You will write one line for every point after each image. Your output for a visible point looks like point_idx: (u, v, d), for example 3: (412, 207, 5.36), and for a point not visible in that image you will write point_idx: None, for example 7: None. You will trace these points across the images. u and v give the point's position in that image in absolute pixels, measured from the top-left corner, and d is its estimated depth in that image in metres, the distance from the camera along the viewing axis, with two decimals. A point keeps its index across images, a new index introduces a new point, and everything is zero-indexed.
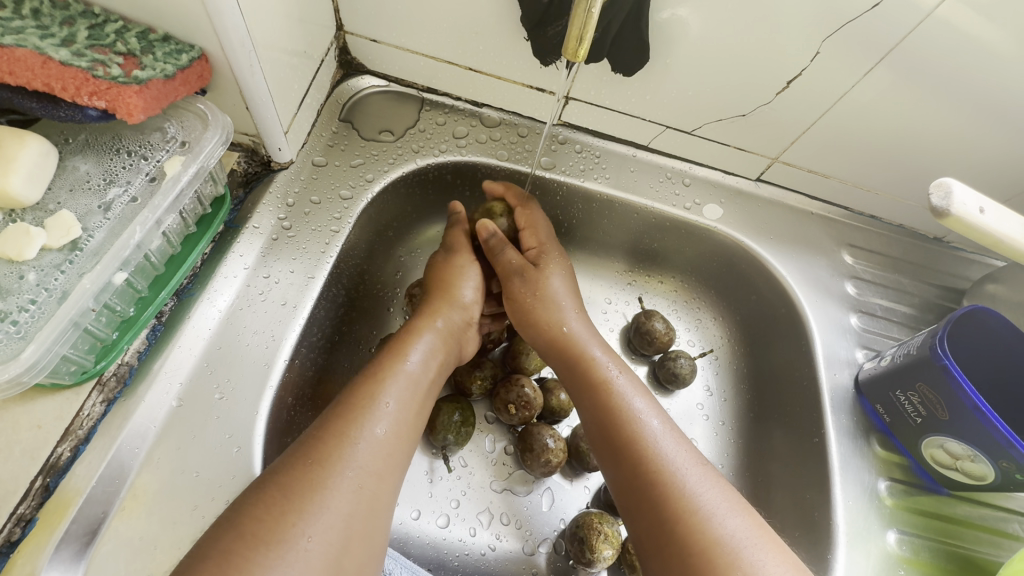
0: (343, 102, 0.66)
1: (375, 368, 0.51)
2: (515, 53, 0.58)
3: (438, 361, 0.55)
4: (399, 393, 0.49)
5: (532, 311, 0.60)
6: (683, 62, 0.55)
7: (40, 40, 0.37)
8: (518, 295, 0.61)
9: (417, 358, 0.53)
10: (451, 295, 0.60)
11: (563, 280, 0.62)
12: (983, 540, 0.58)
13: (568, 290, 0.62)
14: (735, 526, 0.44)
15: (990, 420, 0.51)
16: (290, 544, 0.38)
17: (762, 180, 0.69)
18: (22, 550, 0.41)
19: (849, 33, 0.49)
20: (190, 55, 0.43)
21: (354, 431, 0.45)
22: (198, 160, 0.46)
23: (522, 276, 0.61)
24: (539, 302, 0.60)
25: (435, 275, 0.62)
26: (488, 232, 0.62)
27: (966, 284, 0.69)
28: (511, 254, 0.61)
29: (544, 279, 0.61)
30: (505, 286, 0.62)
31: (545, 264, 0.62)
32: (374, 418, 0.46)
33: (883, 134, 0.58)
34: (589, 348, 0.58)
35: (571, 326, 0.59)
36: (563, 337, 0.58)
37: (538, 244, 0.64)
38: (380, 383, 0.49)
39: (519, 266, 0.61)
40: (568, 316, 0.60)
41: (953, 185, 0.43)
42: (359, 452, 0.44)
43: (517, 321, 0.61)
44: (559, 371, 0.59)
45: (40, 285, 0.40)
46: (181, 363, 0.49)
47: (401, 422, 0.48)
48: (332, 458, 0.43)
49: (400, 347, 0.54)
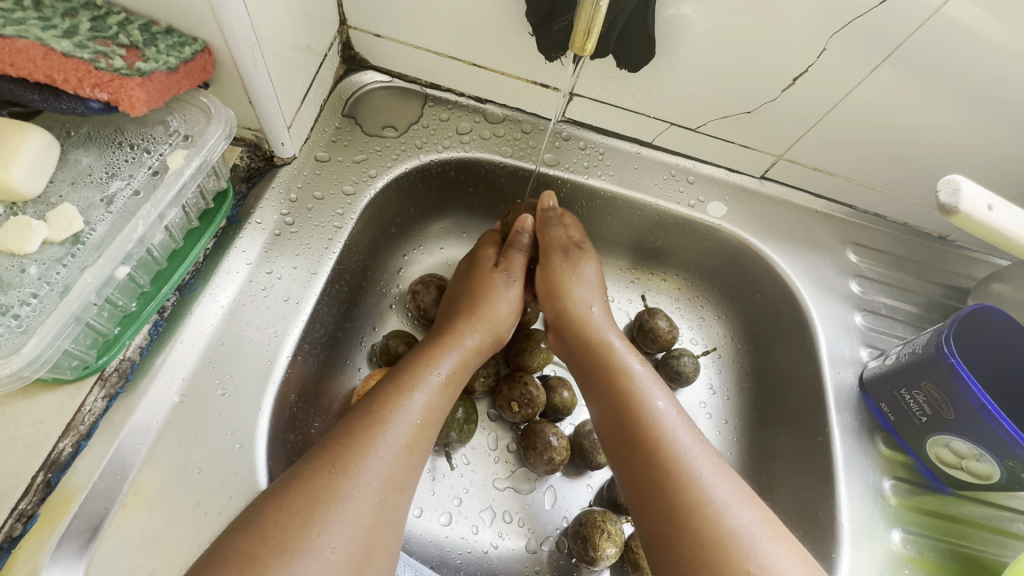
0: (346, 97, 0.65)
1: (402, 377, 0.50)
2: (519, 48, 0.58)
3: (464, 375, 0.56)
4: (424, 402, 0.49)
5: (566, 285, 0.62)
6: (689, 58, 0.55)
7: (42, 30, 0.37)
8: (557, 267, 0.62)
9: (445, 371, 0.53)
10: (490, 312, 0.60)
11: (596, 269, 0.64)
12: (988, 539, 0.58)
13: (597, 280, 0.64)
14: (748, 519, 0.44)
15: (996, 420, 0.50)
16: (312, 553, 0.38)
17: (766, 178, 0.69)
18: (22, 546, 0.40)
19: (856, 29, 0.49)
20: (193, 47, 0.42)
21: (379, 442, 0.45)
22: (201, 153, 0.45)
23: (565, 253, 0.63)
24: (576, 280, 0.62)
25: (472, 284, 0.61)
26: (546, 207, 0.62)
27: (970, 284, 0.69)
28: (560, 234, 0.63)
29: (583, 261, 0.63)
30: (545, 258, 0.63)
31: (586, 251, 0.64)
32: (399, 428, 0.46)
33: (889, 132, 0.58)
34: (610, 335, 0.59)
35: (597, 310, 0.61)
36: (585, 318, 0.60)
37: (581, 237, 0.65)
38: (405, 392, 0.49)
39: (566, 244, 0.63)
40: (595, 299, 0.62)
41: (962, 182, 0.42)
42: (383, 462, 0.44)
43: (546, 292, 0.63)
44: (577, 364, 0.59)
45: (41, 278, 0.40)
46: (184, 358, 0.48)
47: (424, 431, 0.48)
48: (355, 466, 0.43)
49: (427, 356, 0.54)
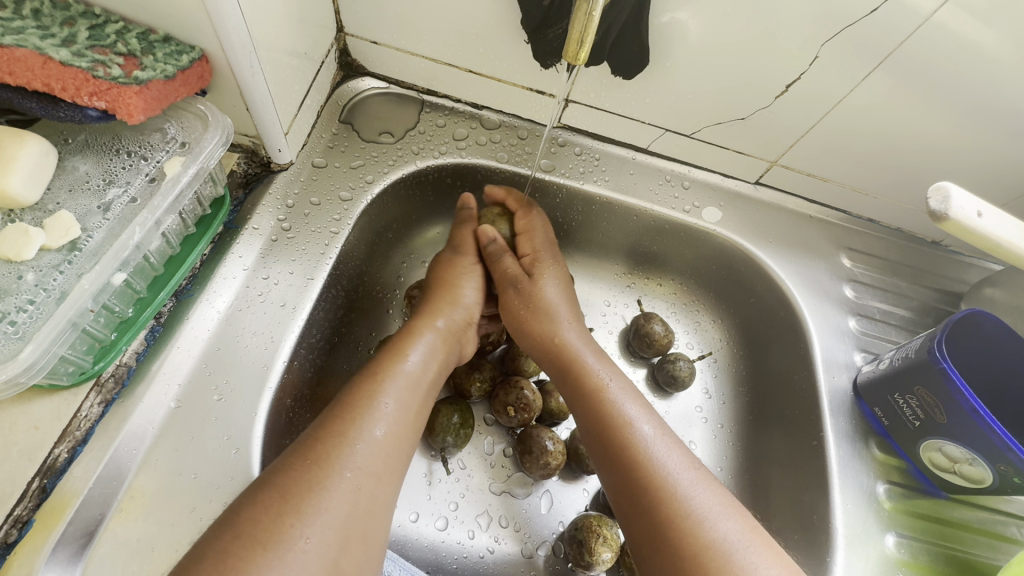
0: (343, 103, 0.66)
1: (372, 368, 0.51)
2: (515, 56, 0.59)
3: (439, 364, 0.55)
4: (398, 394, 0.49)
5: (524, 322, 0.60)
6: (683, 66, 0.56)
7: (40, 40, 0.37)
8: (512, 305, 0.61)
9: (417, 358, 0.53)
10: (454, 295, 0.60)
11: (558, 288, 0.62)
12: (981, 543, 0.58)
13: (563, 298, 0.61)
14: (728, 530, 0.44)
15: (988, 424, 0.51)
16: (287, 544, 0.38)
17: (761, 183, 0.70)
18: (18, 552, 0.41)
19: (847, 37, 0.49)
20: (191, 55, 0.43)
21: (353, 432, 0.45)
22: (198, 161, 0.46)
23: (517, 286, 0.61)
24: (532, 312, 0.60)
25: (437, 272, 0.63)
26: (487, 239, 0.62)
27: (963, 288, 0.69)
28: (507, 262, 0.61)
29: (538, 289, 0.60)
30: (501, 294, 0.62)
31: (540, 271, 0.62)
32: (371, 420, 0.46)
33: (881, 139, 0.58)
34: (583, 353, 0.58)
35: (567, 336, 0.58)
36: (556, 342, 0.58)
37: (532, 249, 0.63)
38: (377, 383, 0.49)
39: (513, 275, 0.61)
40: (565, 326, 0.59)
41: (951, 189, 0.43)
42: (357, 453, 0.44)
43: (512, 327, 0.61)
44: (553, 375, 0.59)
45: (38, 285, 0.40)
46: (179, 364, 0.49)
47: (400, 422, 0.48)
48: (328, 458, 0.43)
49: (397, 348, 0.54)
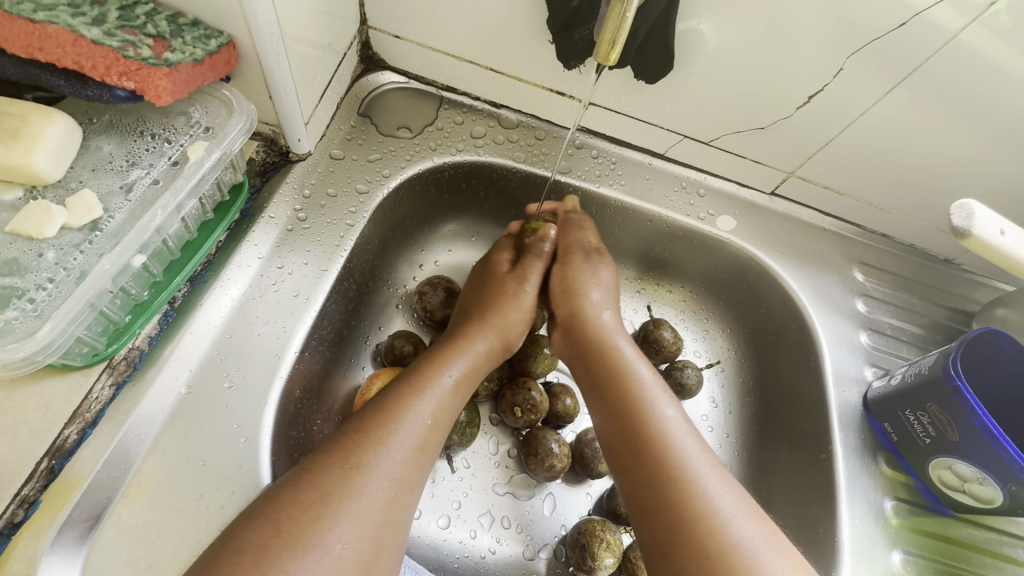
0: (362, 96, 0.65)
1: (414, 379, 0.50)
2: (538, 56, 0.58)
3: (475, 381, 0.55)
4: (434, 405, 0.49)
5: (583, 287, 0.61)
6: (705, 73, 0.56)
7: (72, 17, 0.37)
8: (576, 266, 0.62)
9: (455, 375, 0.53)
10: (504, 316, 0.59)
11: (613, 275, 0.64)
12: (987, 564, 0.58)
13: (613, 284, 0.64)
14: (752, 531, 0.44)
15: (1002, 445, 0.51)
16: (323, 548, 0.38)
17: (776, 194, 0.70)
18: (23, 533, 0.40)
19: (870, 53, 0.49)
20: (219, 40, 0.43)
21: (390, 441, 0.45)
22: (222, 146, 0.46)
23: (586, 257, 0.63)
24: (594, 283, 0.62)
25: (487, 289, 0.61)
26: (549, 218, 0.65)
27: (975, 307, 0.69)
28: (582, 235, 0.63)
29: (602, 267, 0.63)
30: (565, 258, 0.63)
31: (605, 257, 0.64)
32: (410, 429, 0.46)
33: (900, 155, 0.58)
34: (621, 342, 0.58)
35: (609, 316, 0.60)
36: (596, 323, 0.60)
37: (597, 242, 0.65)
38: (416, 393, 0.49)
39: (585, 246, 0.63)
40: (607, 303, 0.62)
41: (974, 207, 0.44)
42: (393, 462, 0.44)
43: (563, 291, 0.62)
44: (580, 362, 0.59)
45: (58, 263, 0.40)
46: (192, 350, 0.48)
47: (437, 432, 0.48)
48: (367, 464, 0.43)
49: (440, 359, 0.54)
